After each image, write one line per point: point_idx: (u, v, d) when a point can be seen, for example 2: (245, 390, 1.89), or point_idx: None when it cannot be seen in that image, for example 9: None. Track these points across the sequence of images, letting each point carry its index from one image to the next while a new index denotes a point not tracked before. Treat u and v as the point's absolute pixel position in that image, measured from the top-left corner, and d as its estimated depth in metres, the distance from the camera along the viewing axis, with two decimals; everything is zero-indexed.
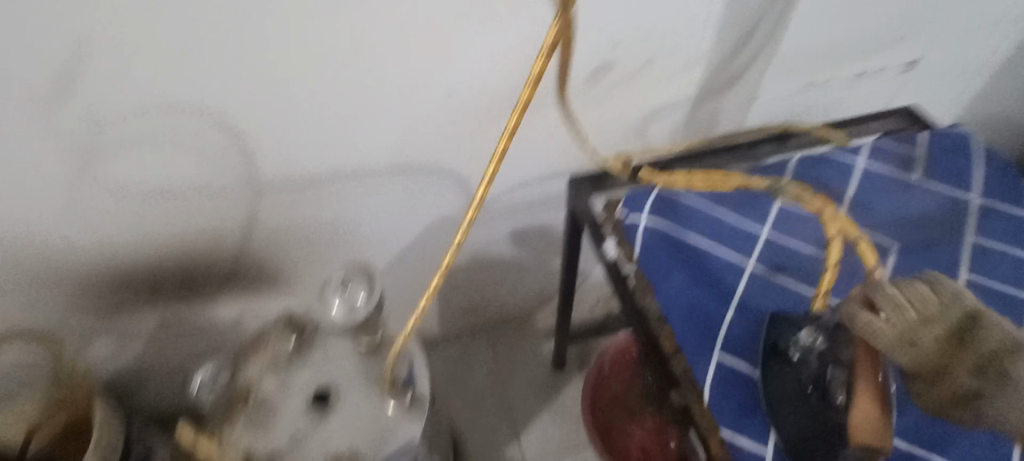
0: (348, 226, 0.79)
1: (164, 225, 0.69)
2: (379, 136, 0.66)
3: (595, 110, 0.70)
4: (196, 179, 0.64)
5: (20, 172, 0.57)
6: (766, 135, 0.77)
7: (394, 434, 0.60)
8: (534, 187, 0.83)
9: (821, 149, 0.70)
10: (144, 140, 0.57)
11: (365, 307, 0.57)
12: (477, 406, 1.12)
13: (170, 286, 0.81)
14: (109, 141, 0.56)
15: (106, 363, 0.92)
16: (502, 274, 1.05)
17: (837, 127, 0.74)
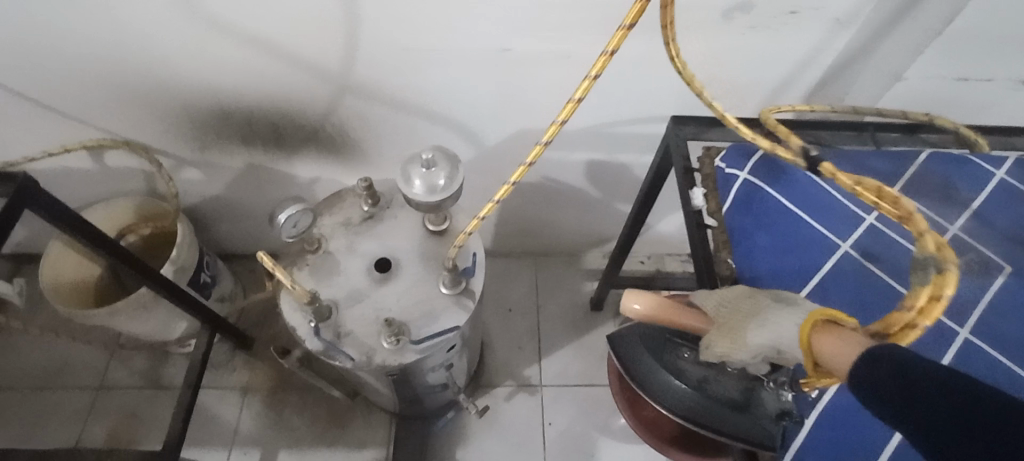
0: (436, 116, 0.79)
1: (270, 71, 0.72)
2: (490, 27, 0.64)
3: (719, 51, 0.65)
4: (307, 31, 0.65)
5: None
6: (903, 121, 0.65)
7: (441, 315, 0.63)
8: (627, 121, 0.80)
9: (957, 150, 0.63)
10: None
11: (442, 191, 0.58)
12: (509, 320, 1.16)
13: (261, 134, 0.86)
14: None
15: (193, 190, 1.00)
16: (567, 202, 1.04)
17: (983, 131, 0.66)
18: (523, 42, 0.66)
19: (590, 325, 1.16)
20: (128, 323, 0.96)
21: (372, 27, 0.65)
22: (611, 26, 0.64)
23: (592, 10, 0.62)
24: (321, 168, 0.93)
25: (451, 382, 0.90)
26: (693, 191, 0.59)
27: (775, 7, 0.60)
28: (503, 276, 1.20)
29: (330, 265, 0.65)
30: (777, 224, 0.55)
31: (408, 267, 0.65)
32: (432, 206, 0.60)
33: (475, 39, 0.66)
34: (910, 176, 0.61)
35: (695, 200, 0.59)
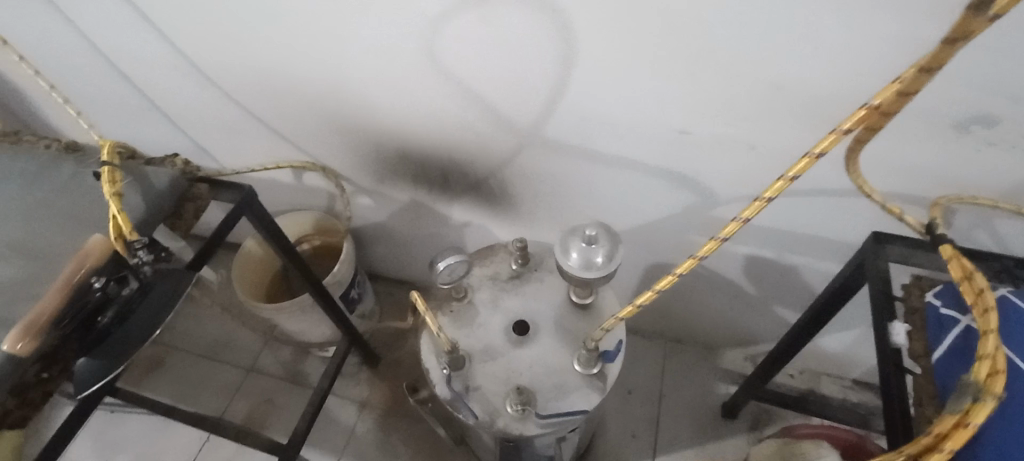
0: (596, 187, 0.79)
1: (455, 126, 0.78)
2: (675, 112, 0.63)
3: (944, 163, 0.56)
4: (493, 97, 0.69)
5: (376, 48, 0.68)
6: None
7: (571, 393, 0.60)
8: (805, 221, 0.72)
9: None
10: (471, 49, 0.63)
11: (599, 268, 0.57)
12: (625, 403, 1.08)
13: (431, 177, 0.93)
14: (446, 44, 0.63)
15: (362, 214, 1.12)
16: (717, 293, 0.95)
17: None
18: (706, 129, 0.63)
19: (718, 432, 1.03)
20: (286, 320, 1.08)
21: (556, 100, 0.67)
22: (813, 124, 0.58)
23: (791, 106, 0.57)
24: (474, 215, 0.98)
25: (558, 457, 0.85)
26: (892, 324, 0.50)
27: None
28: (628, 353, 1.14)
29: (471, 315, 0.67)
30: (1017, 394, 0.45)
31: (546, 335, 0.64)
32: (584, 281, 0.59)
33: (654, 121, 0.65)
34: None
35: (895, 338, 0.50)
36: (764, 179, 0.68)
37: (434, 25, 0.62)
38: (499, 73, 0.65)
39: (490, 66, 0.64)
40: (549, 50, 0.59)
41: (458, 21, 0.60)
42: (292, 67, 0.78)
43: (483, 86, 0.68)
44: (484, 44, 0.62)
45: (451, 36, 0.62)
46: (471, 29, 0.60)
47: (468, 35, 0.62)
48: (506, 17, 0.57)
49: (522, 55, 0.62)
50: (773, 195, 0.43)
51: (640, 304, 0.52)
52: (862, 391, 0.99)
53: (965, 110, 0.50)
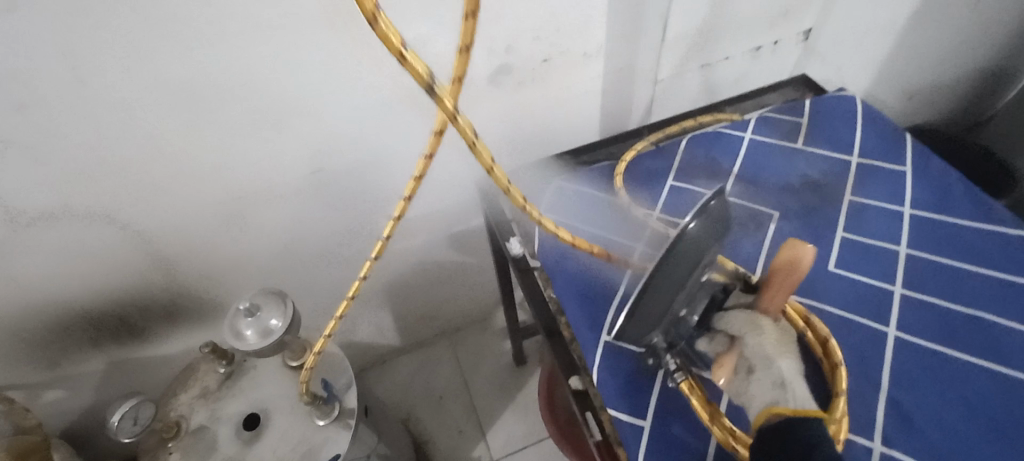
0: (284, 249, 0.82)
1: (93, 257, 0.70)
2: (292, 156, 0.69)
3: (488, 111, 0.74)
4: (113, 217, 0.66)
5: None
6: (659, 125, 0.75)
7: (322, 449, 0.61)
8: (456, 191, 0.86)
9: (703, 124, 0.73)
10: (42, 179, 0.58)
11: (279, 330, 0.59)
12: (441, 409, 1.14)
13: (111, 328, 0.83)
14: (18, 193, 0.59)
15: (60, 412, 0.91)
16: (453, 274, 1.06)
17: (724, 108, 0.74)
18: (329, 161, 0.72)
19: (521, 381, 1.17)
20: None
21: (174, 185, 0.66)
22: (397, 122, 0.71)
23: (371, 117, 0.69)
24: (189, 337, 0.90)
25: None
26: (509, 242, 0.63)
27: (528, 65, 0.70)
28: (424, 366, 1.20)
29: (194, 443, 0.62)
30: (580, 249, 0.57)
31: (277, 414, 0.64)
32: (274, 349, 0.60)
33: (284, 169, 0.70)
34: (686, 148, 0.65)
35: (515, 250, 0.62)
36: (379, 183, 0.79)
37: None
38: (94, 180, 0.61)
39: (82, 185, 0.61)
40: (138, 152, 0.60)
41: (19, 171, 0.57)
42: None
43: (90, 210, 0.64)
44: (59, 175, 0.59)
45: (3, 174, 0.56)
46: (31, 166, 0.57)
47: (33, 173, 0.57)
48: (73, 140, 0.56)
49: (111, 162, 0.60)
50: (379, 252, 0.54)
51: (330, 332, 0.57)
52: None
53: (486, 67, 0.68)
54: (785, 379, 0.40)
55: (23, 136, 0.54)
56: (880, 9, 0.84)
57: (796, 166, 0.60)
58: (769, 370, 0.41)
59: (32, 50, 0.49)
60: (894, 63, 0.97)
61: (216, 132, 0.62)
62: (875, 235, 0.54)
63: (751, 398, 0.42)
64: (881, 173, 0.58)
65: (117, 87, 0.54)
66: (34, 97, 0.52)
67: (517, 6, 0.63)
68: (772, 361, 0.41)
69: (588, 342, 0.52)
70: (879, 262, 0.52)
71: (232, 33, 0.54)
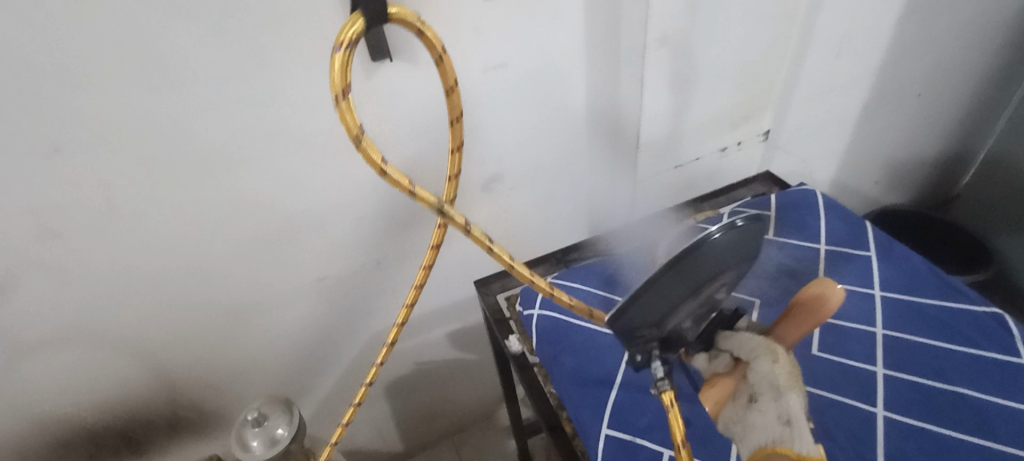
0: (290, 354, 0.84)
1: (106, 368, 0.73)
2: (300, 263, 0.74)
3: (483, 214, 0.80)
4: (129, 325, 0.71)
5: None
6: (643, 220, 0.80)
7: None
8: (456, 291, 0.90)
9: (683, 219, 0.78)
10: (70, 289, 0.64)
11: (284, 438, 0.60)
12: None
13: (112, 445, 0.82)
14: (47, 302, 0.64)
15: None
16: (456, 373, 1.07)
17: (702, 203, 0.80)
18: (336, 267, 0.77)
19: None
20: None
21: (190, 293, 0.71)
22: (398, 229, 0.77)
23: (375, 223, 0.75)
24: (188, 451, 0.89)
25: None
26: (508, 339, 0.66)
27: (517, 173, 0.78)
28: None
29: None
30: (577, 344, 0.59)
31: None
32: (277, 459, 0.60)
33: (293, 275, 0.75)
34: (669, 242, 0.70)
35: (514, 346, 0.65)
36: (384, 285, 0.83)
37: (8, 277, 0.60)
38: (117, 290, 0.67)
39: (107, 293, 0.66)
40: (161, 261, 0.66)
41: (54, 280, 0.63)
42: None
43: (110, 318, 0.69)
44: (91, 283, 0.65)
45: (39, 282, 0.62)
46: (64, 276, 0.63)
47: (67, 280, 0.64)
48: (104, 251, 0.63)
49: (135, 271, 0.66)
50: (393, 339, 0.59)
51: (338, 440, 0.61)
52: None
53: (478, 177, 0.76)
54: (792, 416, 0.44)
55: (61, 250, 0.61)
56: (828, 108, 0.95)
57: (769, 255, 0.65)
58: (774, 402, 0.45)
59: (74, 181, 0.57)
60: (852, 152, 1.07)
61: (232, 243, 0.69)
62: (851, 317, 0.57)
63: (752, 428, 0.46)
64: (849, 258, 0.63)
65: (147, 206, 0.61)
66: (74, 217, 0.59)
67: (502, 124, 0.72)
68: (781, 394, 0.45)
69: (589, 437, 0.53)
70: (859, 343, 0.55)
71: (250, 159, 0.62)
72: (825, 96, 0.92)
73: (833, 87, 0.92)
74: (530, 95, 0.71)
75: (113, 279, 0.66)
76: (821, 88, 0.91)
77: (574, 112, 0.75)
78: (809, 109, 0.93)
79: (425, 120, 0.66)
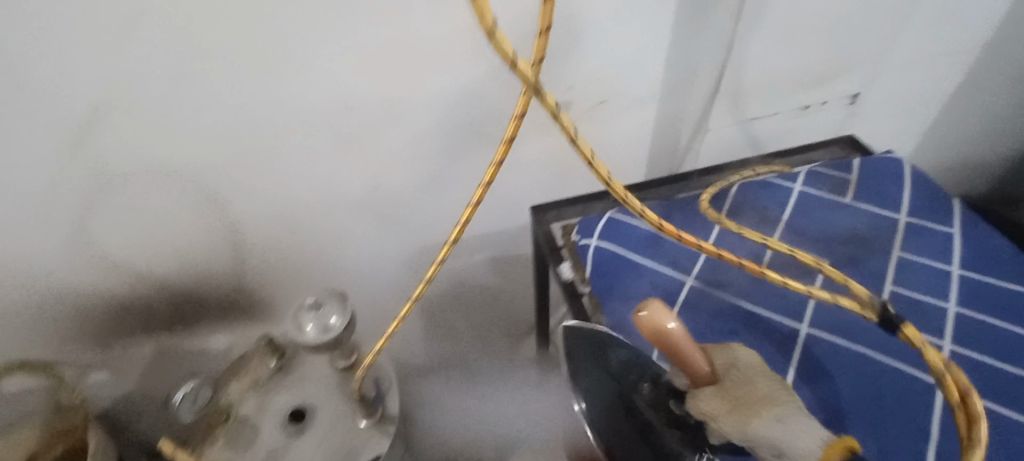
0: (336, 256, 0.87)
1: (166, 242, 0.76)
2: (359, 166, 0.75)
3: (543, 142, 0.79)
4: (190, 206, 0.73)
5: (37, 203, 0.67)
6: (711, 168, 0.76)
7: (360, 450, 0.64)
8: (504, 218, 0.90)
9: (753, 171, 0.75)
10: (139, 161, 0.65)
11: (336, 326, 0.62)
12: (461, 434, 1.15)
13: (166, 318, 0.87)
14: (116, 171, 0.66)
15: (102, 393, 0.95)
16: (488, 300, 1.09)
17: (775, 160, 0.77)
18: (393, 175, 0.77)
19: None
20: None
21: (251, 181, 0.72)
22: (458, 146, 0.76)
23: (436, 136, 0.74)
24: (232, 334, 0.94)
25: None
26: (561, 267, 0.66)
27: (587, 104, 0.75)
28: (448, 389, 1.21)
29: (242, 431, 0.64)
30: (635, 279, 0.60)
31: (321, 412, 0.66)
32: (327, 346, 0.63)
33: (350, 178, 0.76)
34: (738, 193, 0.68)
35: (565, 274, 0.65)
36: (433, 202, 0.83)
37: (85, 142, 0.62)
38: (183, 171, 0.68)
39: (172, 170, 0.68)
40: (227, 145, 0.67)
41: (124, 150, 0.64)
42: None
43: (173, 196, 0.71)
44: (158, 159, 0.66)
45: (111, 149, 0.63)
46: (133, 147, 0.64)
47: (137, 153, 0.65)
48: (174, 127, 0.63)
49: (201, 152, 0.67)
50: (445, 255, 0.55)
51: (391, 333, 0.61)
52: None
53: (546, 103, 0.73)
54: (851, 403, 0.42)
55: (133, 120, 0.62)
56: (921, 78, 0.88)
57: (845, 219, 0.62)
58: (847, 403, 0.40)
59: (154, 49, 0.56)
60: (935, 132, 1.00)
61: (296, 136, 0.69)
62: (922, 290, 0.56)
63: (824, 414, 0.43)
64: (930, 233, 0.60)
65: (221, 84, 0.61)
66: (149, 87, 0.59)
67: (580, 44, 0.68)
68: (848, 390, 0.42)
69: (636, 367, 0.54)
70: (926, 316, 0.54)
71: (326, 51, 0.62)
72: (922, 64, 0.86)
73: (933, 56, 0.85)
74: (615, 20, 0.67)
75: (181, 157, 0.67)
76: (917, 58, 0.84)
77: (659, 45, 0.71)
78: (902, 77, 0.86)
79: (503, 32, 0.64)
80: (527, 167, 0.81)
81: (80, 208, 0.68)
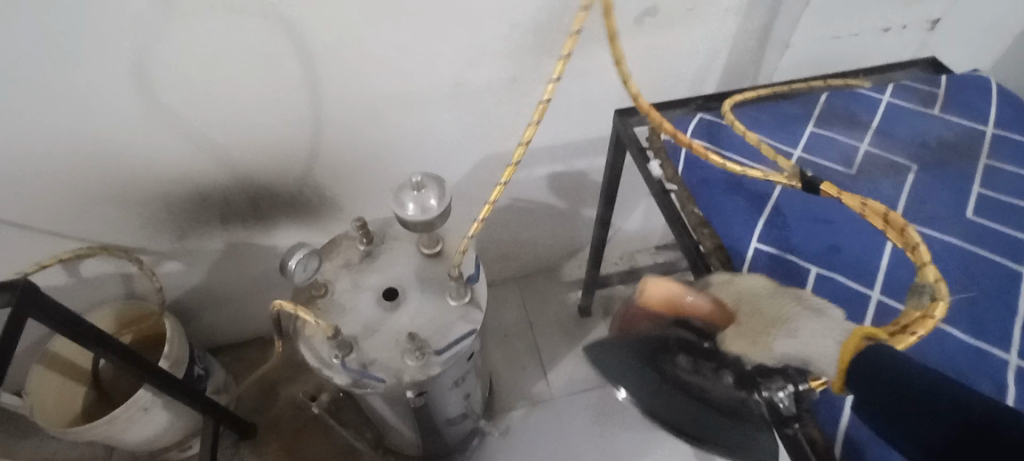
0: (410, 158, 0.88)
1: (254, 135, 0.77)
2: (448, 63, 0.75)
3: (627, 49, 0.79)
4: (281, 95, 0.73)
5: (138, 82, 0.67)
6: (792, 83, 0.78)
7: (452, 328, 0.67)
8: (574, 129, 0.91)
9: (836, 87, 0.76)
10: (241, 42, 0.66)
11: (436, 207, 0.64)
12: (507, 345, 1.20)
13: (241, 211, 0.90)
14: (218, 52, 0.66)
15: (175, 282, 1.00)
16: (541, 217, 1.12)
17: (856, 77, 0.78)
18: (478, 75, 0.78)
19: (585, 331, 1.22)
20: (130, 430, 0.92)
21: (343, 72, 0.73)
22: (545, 48, 0.77)
23: (526, 35, 0.74)
24: (301, 233, 0.97)
25: (468, 411, 0.96)
26: (649, 164, 0.69)
27: (677, 10, 0.75)
28: (493, 305, 1.26)
29: (341, 306, 0.68)
30: (728, 173, 0.62)
31: (414, 292, 0.69)
32: (424, 226, 0.66)
33: (436, 75, 0.76)
34: (825, 102, 0.69)
35: (654, 172, 0.68)
36: (510, 108, 0.84)
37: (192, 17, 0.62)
38: (282, 55, 0.68)
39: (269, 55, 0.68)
40: (326, 31, 0.67)
41: (228, 29, 0.64)
42: (50, 135, 0.70)
43: (266, 83, 0.71)
44: (258, 42, 0.66)
45: (216, 27, 0.64)
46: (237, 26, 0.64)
47: (239, 32, 0.65)
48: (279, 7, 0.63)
49: (301, 37, 0.67)
50: (535, 126, 0.57)
51: (474, 233, 0.63)
52: (663, 251, 1.28)
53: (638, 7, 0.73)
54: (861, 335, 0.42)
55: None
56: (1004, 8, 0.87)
57: (933, 128, 0.64)
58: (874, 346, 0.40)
59: None
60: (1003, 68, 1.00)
61: (392, 26, 0.69)
62: (1008, 193, 0.59)
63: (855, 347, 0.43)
64: (1015, 144, 0.63)
65: None
66: None
67: None
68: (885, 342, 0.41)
69: (733, 248, 0.57)
70: (1013, 214, 0.57)
71: None
72: None
73: None
74: None
75: (282, 45, 0.67)
76: None
77: None
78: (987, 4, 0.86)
79: None
80: (607, 76, 0.82)
81: (177, 93, 0.69)
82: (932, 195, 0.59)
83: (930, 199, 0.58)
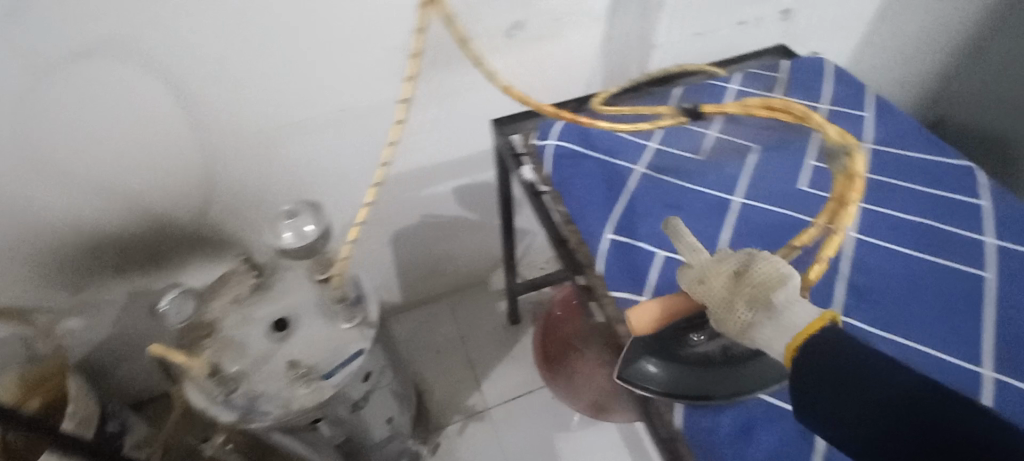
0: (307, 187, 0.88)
1: (133, 178, 0.76)
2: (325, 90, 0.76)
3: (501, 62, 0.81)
4: (155, 137, 0.72)
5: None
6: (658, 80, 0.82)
7: (343, 349, 0.67)
8: (467, 142, 0.93)
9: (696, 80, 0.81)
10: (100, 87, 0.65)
11: (313, 232, 0.65)
12: (439, 362, 1.20)
13: (137, 258, 0.87)
14: (77, 99, 0.65)
15: (77, 338, 0.95)
16: (458, 231, 1.13)
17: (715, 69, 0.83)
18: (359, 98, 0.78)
19: (516, 338, 1.23)
20: None
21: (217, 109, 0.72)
22: (421, 67, 0.79)
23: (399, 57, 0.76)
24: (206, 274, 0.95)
25: (395, 433, 0.95)
26: (522, 169, 0.71)
27: (541, 21, 0.79)
28: (424, 323, 1.26)
29: (228, 342, 0.67)
30: (589, 171, 0.65)
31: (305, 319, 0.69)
32: (305, 253, 0.66)
33: (315, 103, 0.76)
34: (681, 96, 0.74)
35: (526, 175, 0.70)
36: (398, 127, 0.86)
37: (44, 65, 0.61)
38: (148, 97, 0.68)
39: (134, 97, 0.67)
40: (190, 70, 0.67)
41: (84, 75, 0.64)
42: None
43: (136, 125, 0.70)
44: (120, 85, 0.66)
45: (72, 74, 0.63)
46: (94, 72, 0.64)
47: (97, 77, 0.64)
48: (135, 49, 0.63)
49: (164, 77, 0.67)
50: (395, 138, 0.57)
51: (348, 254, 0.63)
52: None
53: (502, 21, 0.76)
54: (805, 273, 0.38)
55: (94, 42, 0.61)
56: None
57: None
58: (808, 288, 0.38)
59: None
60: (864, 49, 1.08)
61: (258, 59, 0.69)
62: None
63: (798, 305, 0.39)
64: (847, 118, 0.68)
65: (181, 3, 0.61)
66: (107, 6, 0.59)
67: None
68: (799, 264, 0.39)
69: (593, 242, 0.60)
70: None
71: None
72: None
73: None
74: None
75: (146, 88, 0.67)
76: None
77: None
78: None
79: None
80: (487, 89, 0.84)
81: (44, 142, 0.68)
82: (772, 173, 0.63)
83: (769, 176, 0.63)
